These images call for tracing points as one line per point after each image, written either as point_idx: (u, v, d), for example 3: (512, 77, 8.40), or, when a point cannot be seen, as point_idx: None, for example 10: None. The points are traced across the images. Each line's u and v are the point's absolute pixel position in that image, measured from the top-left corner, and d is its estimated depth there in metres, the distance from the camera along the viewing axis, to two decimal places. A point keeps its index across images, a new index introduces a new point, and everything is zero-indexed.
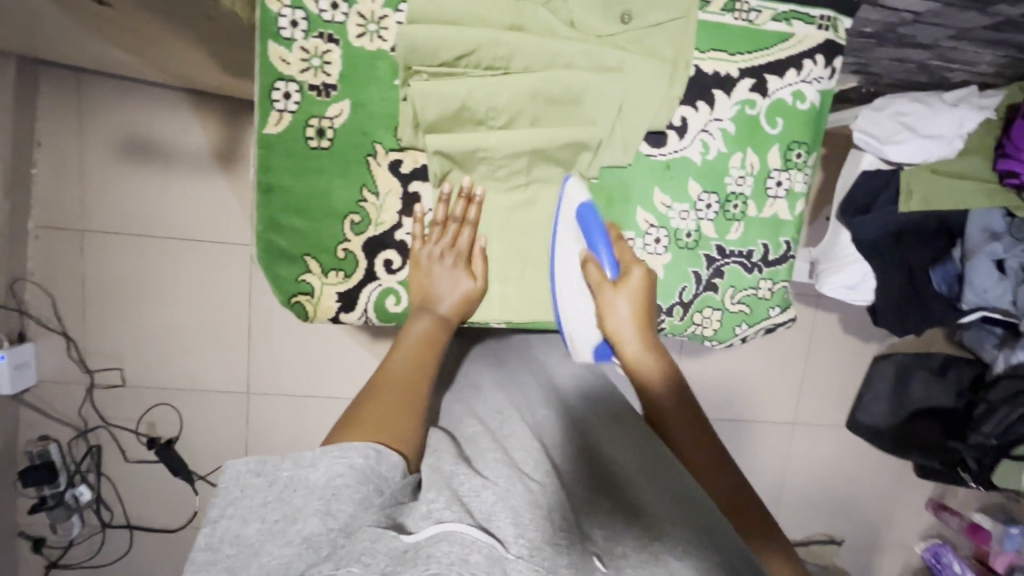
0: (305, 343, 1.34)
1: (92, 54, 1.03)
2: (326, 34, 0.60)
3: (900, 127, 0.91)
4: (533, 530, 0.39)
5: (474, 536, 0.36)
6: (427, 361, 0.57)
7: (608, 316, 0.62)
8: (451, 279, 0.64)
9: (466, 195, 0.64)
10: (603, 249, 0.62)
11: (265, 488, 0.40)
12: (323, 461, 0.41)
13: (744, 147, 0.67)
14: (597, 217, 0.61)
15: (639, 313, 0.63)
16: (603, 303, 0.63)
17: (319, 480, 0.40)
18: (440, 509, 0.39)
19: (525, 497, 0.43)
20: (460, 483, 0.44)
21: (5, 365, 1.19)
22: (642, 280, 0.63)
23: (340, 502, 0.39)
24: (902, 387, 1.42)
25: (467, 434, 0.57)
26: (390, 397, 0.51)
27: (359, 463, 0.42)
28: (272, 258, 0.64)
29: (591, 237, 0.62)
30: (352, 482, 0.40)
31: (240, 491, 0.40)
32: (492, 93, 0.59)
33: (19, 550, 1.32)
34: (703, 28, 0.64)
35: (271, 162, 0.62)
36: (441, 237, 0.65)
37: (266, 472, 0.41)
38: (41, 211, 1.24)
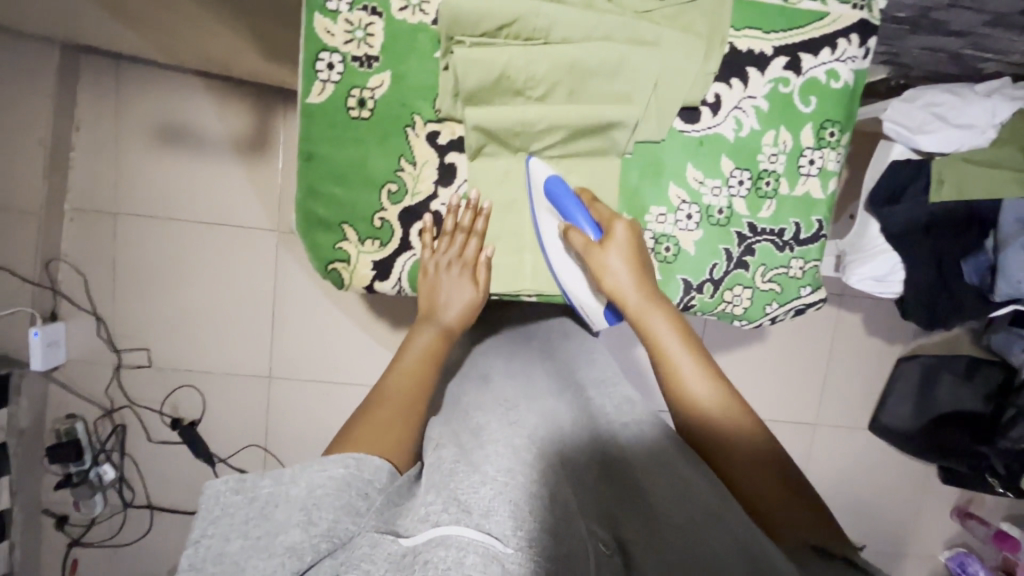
0: (327, 329, 1.36)
1: (134, 40, 1.06)
2: (370, 7, 0.62)
3: (931, 117, 0.92)
4: (530, 523, 0.41)
5: (469, 538, 0.38)
6: (427, 375, 0.59)
7: (602, 275, 0.62)
8: (455, 286, 0.66)
9: (474, 207, 0.66)
10: (578, 216, 0.62)
11: (245, 505, 0.40)
12: (304, 476, 0.42)
13: (777, 125, 0.68)
14: (565, 188, 0.63)
15: (632, 268, 0.62)
16: (594, 263, 0.62)
17: (299, 493, 0.41)
18: (438, 512, 0.40)
19: (523, 490, 0.44)
20: (460, 482, 0.45)
21: (37, 341, 1.22)
22: (627, 234, 0.62)
23: (321, 510, 0.40)
24: (926, 390, 1.38)
25: (470, 426, 0.57)
26: (388, 412, 0.53)
27: (338, 473, 0.44)
28: (310, 226, 0.66)
29: (566, 209, 0.63)
30: (333, 488, 0.42)
31: (220, 511, 0.39)
32: (531, 64, 0.60)
33: (42, 527, 1.34)
34: (738, 7, 0.65)
35: (312, 132, 0.64)
36: (449, 245, 0.66)
37: (244, 490, 0.41)
38: (76, 193, 1.28)
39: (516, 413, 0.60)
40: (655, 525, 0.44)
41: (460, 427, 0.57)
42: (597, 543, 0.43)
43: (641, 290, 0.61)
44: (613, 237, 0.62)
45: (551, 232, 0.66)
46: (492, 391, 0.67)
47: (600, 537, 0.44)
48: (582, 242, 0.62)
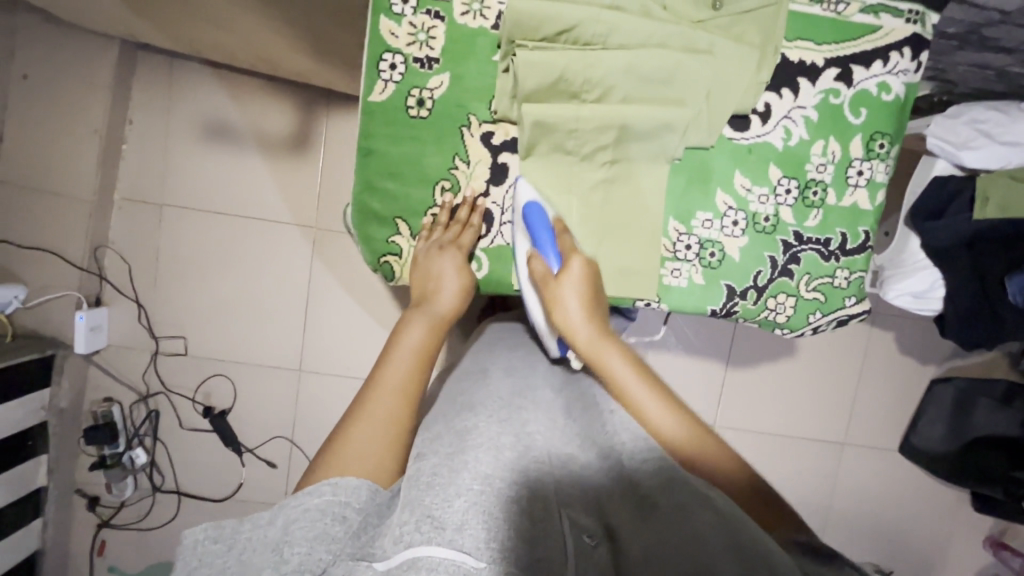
0: (358, 325, 1.38)
1: (193, 39, 1.11)
2: (433, 11, 0.64)
3: (976, 133, 0.91)
4: (501, 534, 0.41)
5: (441, 556, 0.37)
6: (420, 374, 0.57)
7: (555, 308, 0.62)
8: (449, 275, 0.65)
9: (471, 203, 0.68)
10: (544, 243, 0.63)
11: (223, 554, 0.40)
12: (281, 515, 0.42)
13: (827, 135, 0.68)
14: (541, 216, 0.64)
15: (586, 299, 0.62)
16: (550, 296, 0.63)
17: (275, 532, 0.41)
18: (411, 532, 0.39)
19: (497, 498, 0.44)
20: (434, 495, 0.43)
21: (82, 325, 1.26)
22: (584, 268, 0.62)
23: (293, 545, 0.40)
24: (962, 413, 1.36)
25: (457, 427, 0.53)
26: (371, 421, 0.52)
27: (315, 505, 0.43)
28: (365, 218, 0.68)
29: (537, 236, 0.64)
30: (309, 519, 0.42)
31: (198, 560, 0.39)
32: (590, 68, 0.62)
33: (75, 506, 1.37)
34: (792, 19, 0.66)
35: (372, 128, 0.66)
36: (443, 235, 0.67)
37: (223, 537, 0.41)
38: (126, 184, 1.33)
39: (515, 414, 0.56)
40: (643, 522, 0.45)
41: (447, 428, 0.53)
42: (582, 534, 0.44)
43: (593, 325, 0.61)
44: (569, 270, 0.62)
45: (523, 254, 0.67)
46: (492, 383, 0.63)
47: (584, 528, 0.44)
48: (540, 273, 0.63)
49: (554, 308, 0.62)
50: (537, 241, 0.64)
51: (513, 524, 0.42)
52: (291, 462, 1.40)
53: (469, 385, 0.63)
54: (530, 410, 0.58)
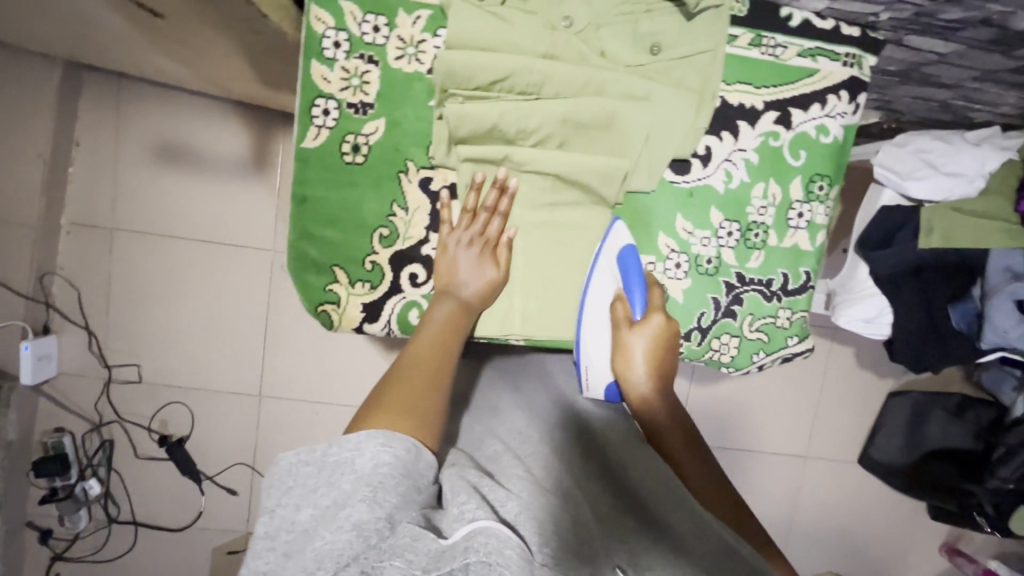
0: (319, 349, 1.36)
1: (137, 62, 1.07)
2: (367, 56, 0.63)
3: (921, 163, 0.92)
4: (552, 543, 0.43)
5: (506, 533, 0.40)
6: (447, 351, 0.57)
7: (621, 355, 0.65)
8: (476, 266, 0.64)
9: (500, 185, 0.63)
10: (635, 292, 0.65)
11: (315, 474, 0.41)
12: (368, 449, 0.42)
13: (767, 178, 0.69)
14: (637, 263, 0.65)
15: (651, 355, 0.65)
16: (619, 341, 0.65)
17: (364, 468, 0.41)
18: (473, 510, 0.42)
19: (542, 507, 0.46)
20: (489, 492, 0.46)
21: (28, 356, 1.22)
22: (663, 326, 0.65)
23: (385, 492, 0.40)
24: (916, 425, 1.41)
25: (488, 456, 0.57)
26: (407, 388, 0.50)
27: (400, 454, 0.43)
28: (302, 266, 0.66)
29: (629, 281, 0.65)
30: (394, 472, 0.42)
31: (292, 479, 0.41)
32: (525, 116, 0.61)
33: (25, 541, 1.33)
34: (730, 63, 0.66)
35: (307, 174, 0.64)
36: (470, 224, 0.64)
37: (314, 460, 0.42)
38: (75, 208, 1.29)
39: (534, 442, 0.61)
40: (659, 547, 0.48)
41: (473, 459, 0.57)
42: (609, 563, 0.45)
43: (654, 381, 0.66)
44: (648, 325, 0.65)
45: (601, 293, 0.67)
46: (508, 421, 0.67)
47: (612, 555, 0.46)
48: (622, 317, 0.65)
49: (621, 354, 0.65)
50: (628, 285, 0.65)
51: (557, 521, 0.45)
52: (252, 489, 1.38)
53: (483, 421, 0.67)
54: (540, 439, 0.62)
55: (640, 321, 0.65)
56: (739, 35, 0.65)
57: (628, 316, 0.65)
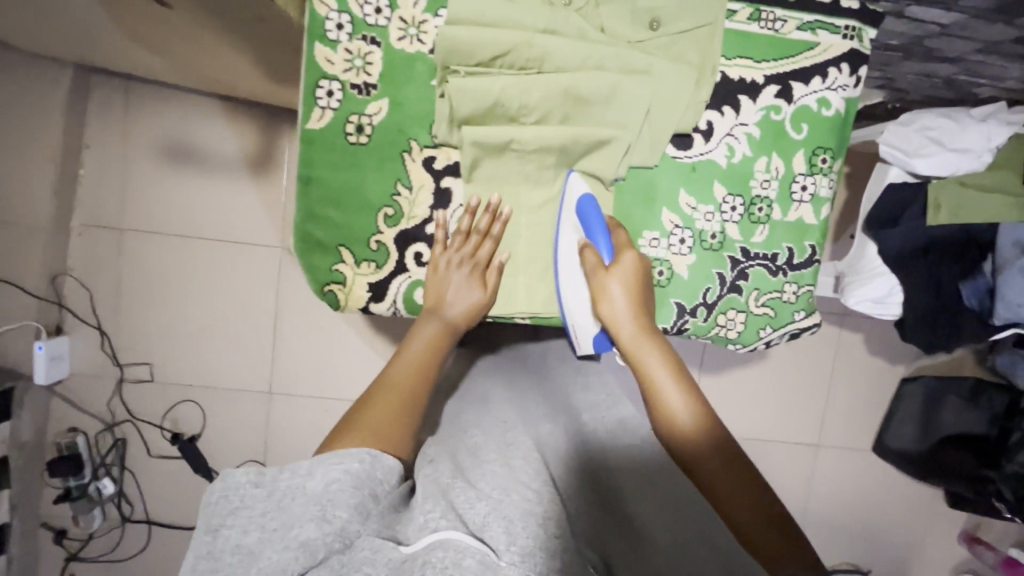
0: (328, 344, 1.37)
1: (147, 64, 1.09)
2: (369, 37, 0.64)
3: (927, 140, 0.93)
4: (522, 538, 0.44)
5: (467, 543, 0.41)
6: (428, 374, 0.58)
7: (601, 299, 0.63)
8: (463, 288, 0.65)
9: (491, 212, 0.66)
10: (598, 236, 0.63)
11: (262, 498, 0.40)
12: (320, 470, 0.42)
13: (770, 152, 0.69)
14: (595, 208, 0.64)
15: (631, 298, 0.62)
16: (596, 286, 0.63)
17: (315, 487, 0.41)
18: (437, 519, 0.44)
19: (515, 506, 0.48)
20: (457, 495, 0.48)
21: (42, 355, 1.24)
22: (635, 265, 0.63)
23: (336, 507, 0.41)
24: (932, 411, 1.36)
25: (467, 445, 0.58)
26: (389, 408, 0.52)
27: (354, 468, 0.43)
28: (308, 248, 0.67)
29: (590, 228, 0.64)
30: (346, 485, 0.42)
31: (239, 501, 0.40)
32: (525, 92, 0.61)
33: (40, 540, 1.34)
34: (730, 36, 0.66)
35: (311, 156, 0.65)
36: (462, 245, 0.66)
37: (262, 482, 0.41)
38: (86, 209, 1.30)
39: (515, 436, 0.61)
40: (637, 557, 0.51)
41: (455, 446, 0.58)
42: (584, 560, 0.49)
43: (637, 321, 0.62)
44: (620, 265, 0.63)
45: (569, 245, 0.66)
46: (493, 409, 0.66)
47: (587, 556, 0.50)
48: (591, 261, 0.63)
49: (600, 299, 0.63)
50: (590, 232, 0.64)
51: (526, 524, 0.47)
52: None
53: (466, 405, 0.68)
54: (519, 428, 0.63)
55: (612, 263, 0.63)
56: (738, 9, 0.66)
57: (599, 261, 0.63)
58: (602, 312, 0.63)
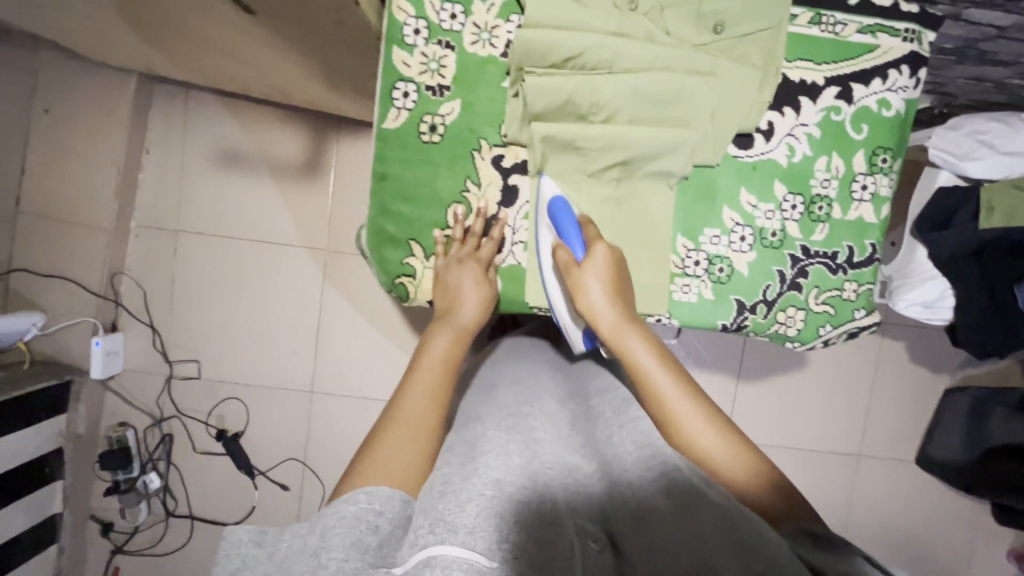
0: (370, 345, 1.39)
1: (207, 72, 1.14)
2: (444, 41, 0.67)
3: (977, 144, 0.93)
4: (511, 534, 0.40)
5: (452, 555, 0.37)
6: (447, 382, 0.59)
7: (578, 296, 0.62)
8: (470, 287, 0.67)
9: (483, 215, 0.69)
10: (570, 234, 0.64)
11: (266, 559, 0.39)
12: (319, 525, 0.41)
13: (830, 152, 0.70)
14: (565, 208, 0.65)
15: (609, 290, 0.62)
16: (572, 284, 0.63)
17: (313, 540, 0.40)
18: (425, 535, 0.39)
19: (507, 501, 0.43)
20: (445, 501, 0.42)
21: (98, 351, 1.28)
22: (608, 256, 0.63)
23: (330, 551, 0.38)
24: (978, 421, 1.30)
25: (467, 436, 0.53)
26: (404, 433, 0.52)
27: (349, 513, 0.42)
28: (380, 242, 0.70)
29: (562, 227, 0.64)
30: (343, 526, 0.41)
31: (242, 562, 0.39)
32: (596, 91, 0.63)
33: (88, 533, 1.38)
34: (792, 39, 0.68)
35: (386, 154, 0.68)
36: (462, 248, 0.69)
37: (267, 542, 0.41)
38: (143, 211, 1.36)
39: (522, 422, 0.56)
40: (644, 525, 0.43)
41: (459, 437, 0.54)
42: (586, 539, 0.43)
43: (618, 312, 0.61)
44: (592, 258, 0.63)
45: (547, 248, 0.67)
46: (529, 387, 0.66)
47: (591, 533, 0.44)
48: (564, 260, 0.63)
49: (577, 297, 0.62)
50: (562, 231, 0.65)
51: (521, 525, 0.41)
52: (303, 485, 1.40)
53: (476, 398, 0.63)
54: (536, 421, 0.57)
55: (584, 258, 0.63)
56: (800, 13, 0.68)
57: (571, 258, 0.63)
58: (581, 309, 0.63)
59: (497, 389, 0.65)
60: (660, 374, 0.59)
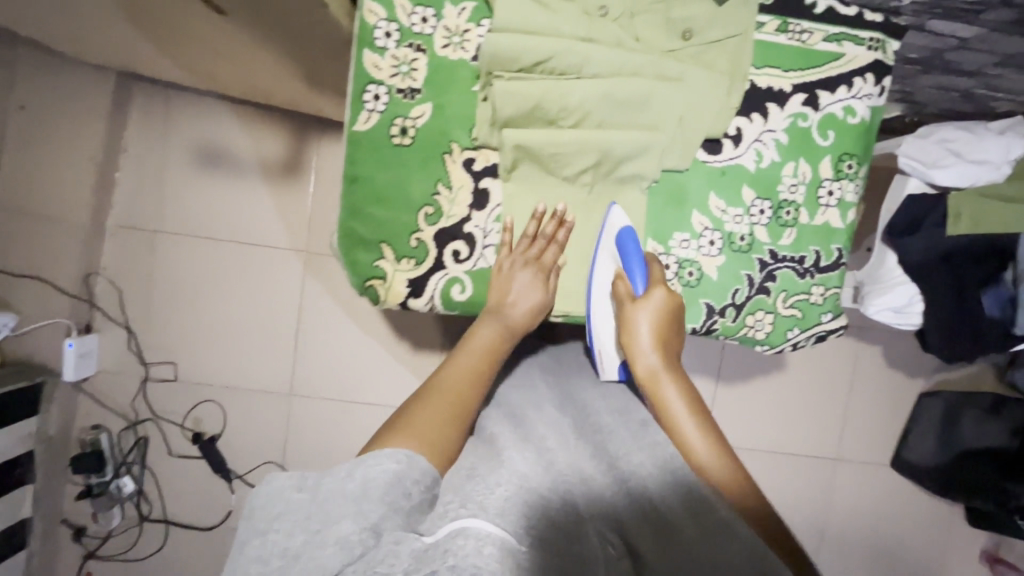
0: (350, 347, 1.39)
1: (188, 72, 1.13)
2: (415, 45, 0.67)
3: (946, 152, 0.96)
4: (535, 522, 0.47)
5: (487, 530, 0.43)
6: (485, 372, 0.64)
7: (627, 329, 0.66)
8: (527, 289, 0.69)
9: (558, 217, 0.70)
10: (634, 269, 0.66)
11: (308, 499, 0.44)
12: (360, 470, 0.46)
13: (797, 158, 0.71)
14: (633, 240, 0.67)
15: (658, 329, 0.65)
16: (625, 318, 0.66)
17: (354, 488, 0.45)
18: (456, 509, 0.46)
19: (531, 491, 0.51)
20: (474, 485, 0.50)
21: (71, 352, 1.27)
22: (665, 300, 0.66)
23: (370, 504, 0.44)
24: (950, 425, 1.35)
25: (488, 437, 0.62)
26: (445, 405, 0.59)
27: (392, 468, 0.48)
28: (351, 244, 0.70)
29: (627, 258, 0.67)
30: (383, 483, 0.46)
31: (287, 500, 0.44)
32: (565, 96, 0.64)
33: (60, 538, 1.35)
34: (759, 47, 0.69)
35: (357, 156, 0.68)
36: (528, 249, 0.70)
37: (308, 486, 0.45)
38: (119, 211, 1.35)
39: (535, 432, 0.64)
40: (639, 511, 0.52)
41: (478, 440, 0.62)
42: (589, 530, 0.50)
43: (660, 354, 0.65)
44: (649, 299, 0.65)
45: (604, 272, 0.70)
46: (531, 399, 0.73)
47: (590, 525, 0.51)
48: (623, 293, 0.66)
49: (626, 329, 0.66)
50: (626, 263, 0.67)
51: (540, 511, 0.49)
52: None
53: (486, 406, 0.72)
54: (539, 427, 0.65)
55: (642, 296, 0.66)
56: (766, 21, 0.69)
57: (630, 293, 0.66)
58: (626, 342, 0.66)
59: (512, 409, 0.70)
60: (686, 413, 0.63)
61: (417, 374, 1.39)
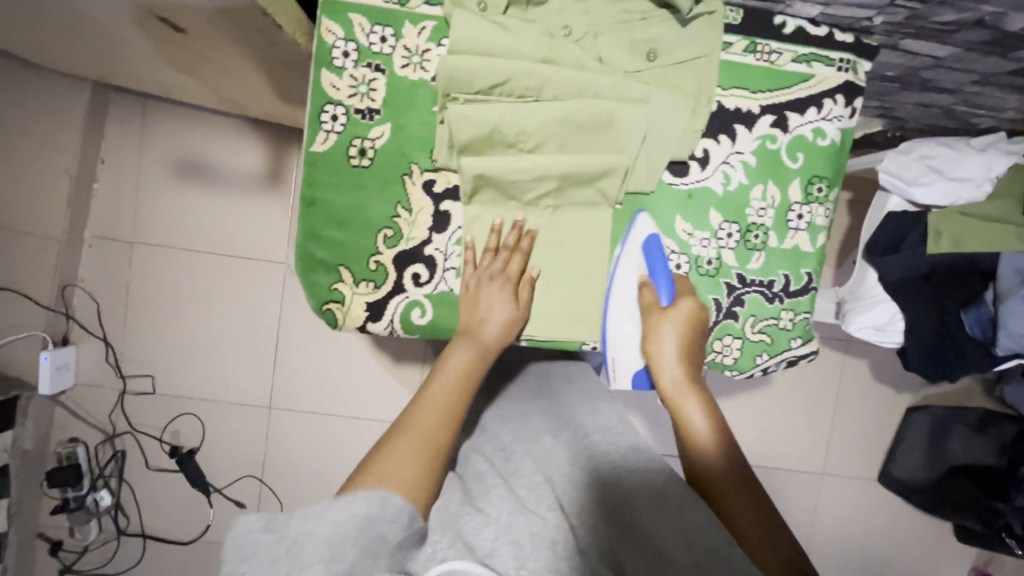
0: (331, 360, 1.37)
1: (164, 85, 1.12)
2: (374, 65, 0.66)
3: (926, 169, 0.94)
4: (532, 561, 0.45)
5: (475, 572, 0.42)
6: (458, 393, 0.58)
7: (651, 337, 0.65)
8: (497, 303, 0.66)
9: (518, 228, 0.68)
10: (660, 277, 0.67)
11: (276, 543, 0.41)
12: (329, 513, 0.43)
13: (766, 180, 0.69)
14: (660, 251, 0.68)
15: (683, 342, 0.64)
16: (649, 325, 0.66)
17: (323, 530, 0.42)
18: (444, 549, 0.44)
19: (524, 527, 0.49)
20: (464, 523, 0.48)
21: (47, 365, 1.26)
22: (692, 313, 0.65)
23: (340, 550, 0.41)
24: (938, 440, 1.37)
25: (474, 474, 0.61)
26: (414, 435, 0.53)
27: (363, 511, 0.44)
28: (309, 266, 0.68)
29: (653, 268, 0.68)
30: (355, 526, 0.43)
31: (251, 547, 0.41)
32: (524, 119, 0.63)
33: (36, 552, 1.34)
34: (726, 67, 0.67)
35: (315, 178, 0.67)
36: (492, 262, 0.67)
37: (275, 527, 0.42)
38: (97, 222, 1.33)
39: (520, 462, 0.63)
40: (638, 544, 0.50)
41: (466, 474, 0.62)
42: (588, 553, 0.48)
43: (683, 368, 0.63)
44: (677, 309, 0.65)
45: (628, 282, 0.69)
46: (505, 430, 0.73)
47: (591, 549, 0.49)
48: (649, 301, 0.67)
49: (649, 337, 0.65)
50: (653, 272, 0.68)
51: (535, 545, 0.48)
52: (259, 502, 1.37)
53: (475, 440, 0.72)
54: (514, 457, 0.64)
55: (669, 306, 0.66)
56: (734, 41, 0.67)
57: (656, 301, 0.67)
58: (649, 351, 0.65)
59: (502, 446, 0.68)
60: (705, 431, 0.59)
61: (398, 387, 1.38)
